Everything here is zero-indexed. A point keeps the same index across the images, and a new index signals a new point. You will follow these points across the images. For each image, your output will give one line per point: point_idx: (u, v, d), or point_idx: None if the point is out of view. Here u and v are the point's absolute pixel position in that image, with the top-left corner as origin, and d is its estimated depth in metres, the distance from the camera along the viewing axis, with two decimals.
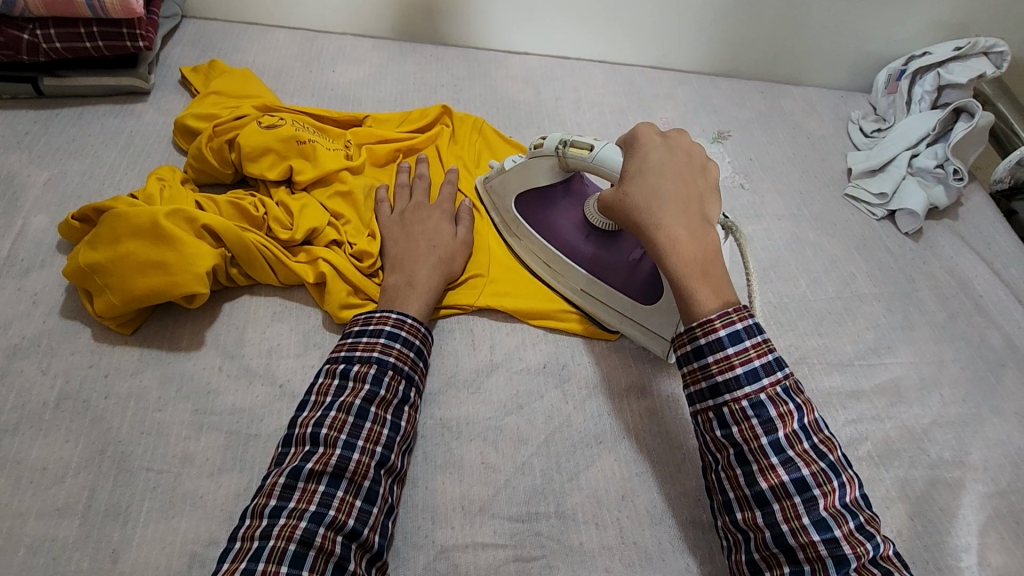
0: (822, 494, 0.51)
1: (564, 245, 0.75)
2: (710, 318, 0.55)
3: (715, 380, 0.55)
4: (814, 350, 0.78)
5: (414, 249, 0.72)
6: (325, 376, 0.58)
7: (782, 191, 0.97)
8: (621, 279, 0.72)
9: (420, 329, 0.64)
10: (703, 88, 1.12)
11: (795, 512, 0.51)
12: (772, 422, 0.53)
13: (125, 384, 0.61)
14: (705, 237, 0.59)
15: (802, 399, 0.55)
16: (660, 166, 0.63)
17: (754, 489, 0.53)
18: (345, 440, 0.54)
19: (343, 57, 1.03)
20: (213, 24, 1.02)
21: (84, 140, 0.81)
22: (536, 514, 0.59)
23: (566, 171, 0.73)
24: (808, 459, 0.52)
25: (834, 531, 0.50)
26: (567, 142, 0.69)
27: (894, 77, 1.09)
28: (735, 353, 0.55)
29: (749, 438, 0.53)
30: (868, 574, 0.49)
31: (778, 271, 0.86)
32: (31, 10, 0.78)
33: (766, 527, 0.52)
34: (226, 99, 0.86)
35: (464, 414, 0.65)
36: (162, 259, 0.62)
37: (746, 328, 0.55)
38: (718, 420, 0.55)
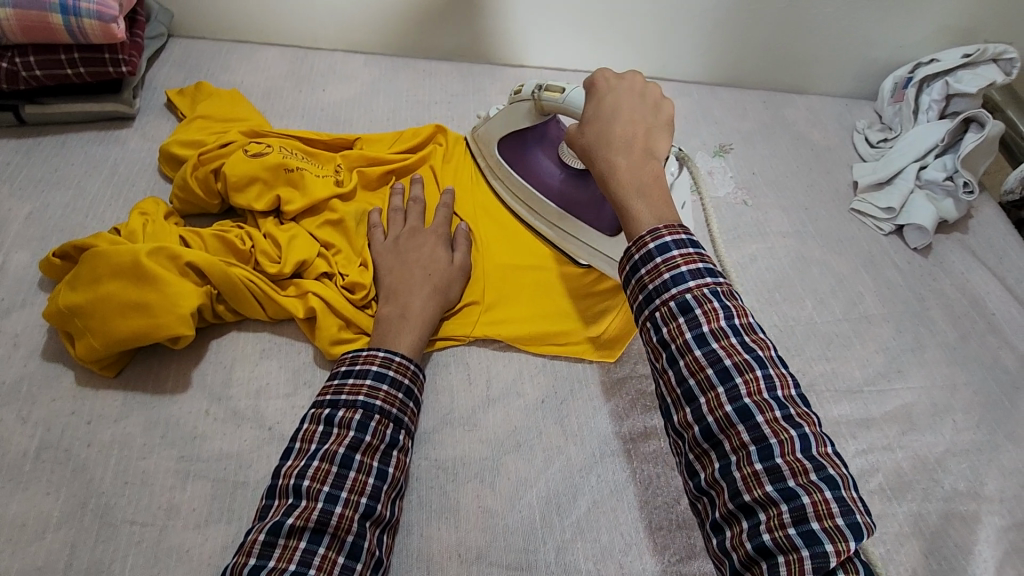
0: (745, 384, 0.46)
1: (539, 182, 0.80)
2: (641, 235, 0.51)
3: (646, 289, 0.50)
4: (822, 375, 0.76)
5: (408, 277, 0.69)
6: (310, 422, 0.56)
7: (786, 206, 0.94)
8: (590, 213, 0.76)
9: (409, 366, 0.61)
10: (704, 98, 1.09)
11: (720, 402, 0.46)
12: (698, 318, 0.48)
13: (109, 431, 0.59)
14: (647, 168, 0.57)
15: (735, 300, 0.49)
16: (612, 106, 0.61)
17: (683, 386, 0.48)
18: (328, 492, 0.52)
19: (334, 75, 1.00)
20: (200, 44, 1.00)
21: (67, 170, 0.78)
22: (536, 561, 0.57)
23: (543, 115, 0.76)
24: (734, 351, 0.47)
25: (757, 419, 0.45)
26: (542, 85, 0.71)
27: (900, 85, 1.06)
28: (662, 260, 0.50)
29: (677, 338, 0.48)
30: (795, 463, 0.43)
31: (783, 292, 0.83)
32: (8, 37, 0.75)
33: (695, 423, 0.47)
34: (213, 123, 0.84)
35: (459, 454, 0.63)
36: (144, 300, 0.60)
37: (675, 240, 0.50)
38: (651, 329, 0.50)
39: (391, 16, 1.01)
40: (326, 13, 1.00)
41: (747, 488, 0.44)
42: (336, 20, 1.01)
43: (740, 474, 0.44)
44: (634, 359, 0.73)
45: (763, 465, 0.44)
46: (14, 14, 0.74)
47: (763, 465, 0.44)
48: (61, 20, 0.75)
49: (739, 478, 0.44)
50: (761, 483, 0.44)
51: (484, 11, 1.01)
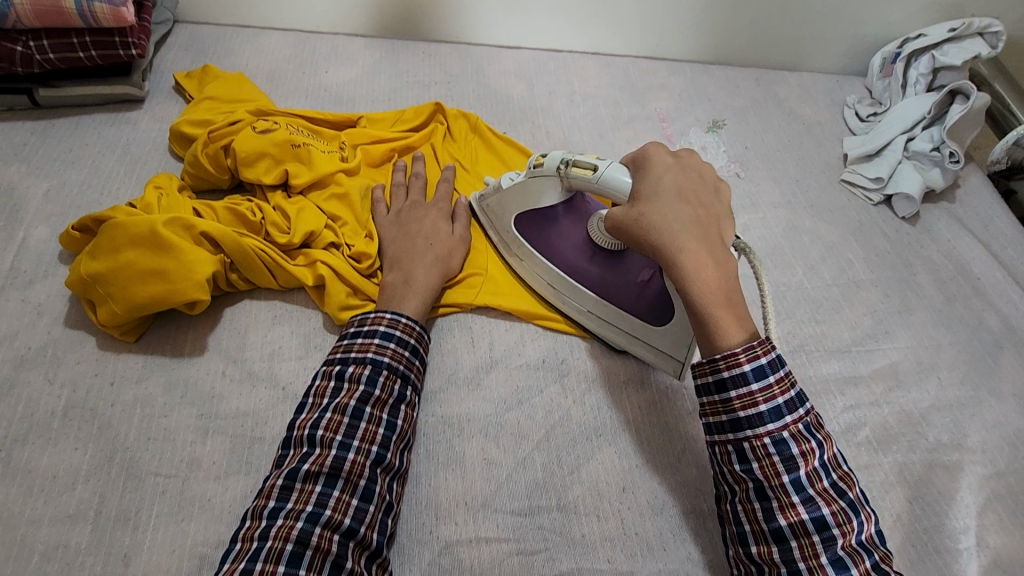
0: (841, 534, 0.51)
1: (570, 267, 0.73)
2: (733, 350, 0.55)
3: (736, 415, 0.55)
4: (812, 337, 0.78)
5: (411, 248, 0.72)
6: (322, 379, 0.60)
7: (778, 178, 0.97)
8: (628, 300, 0.70)
9: (415, 328, 0.64)
10: (697, 77, 1.12)
11: (813, 550, 0.51)
12: (794, 460, 0.53)
13: (131, 391, 0.62)
14: (727, 262, 0.58)
15: (823, 434, 0.55)
16: (672, 187, 0.62)
17: (772, 525, 0.53)
18: (341, 441, 0.55)
19: (336, 58, 1.03)
20: (205, 29, 1.02)
21: (82, 150, 0.81)
22: (538, 508, 0.60)
23: (569, 190, 0.71)
24: (829, 498, 0.52)
25: (851, 571, 0.50)
26: (569, 161, 0.67)
27: (889, 60, 1.08)
28: (758, 388, 0.54)
29: (770, 475, 0.54)
30: None
31: (774, 260, 0.86)
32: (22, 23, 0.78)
33: (782, 563, 0.52)
34: (220, 103, 0.86)
35: (464, 411, 0.66)
36: (162, 267, 0.63)
37: (770, 362, 0.54)
38: (738, 454, 0.56)
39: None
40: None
41: None
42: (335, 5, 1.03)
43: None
44: None
45: None
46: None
47: None
48: (73, 6, 0.78)
49: None
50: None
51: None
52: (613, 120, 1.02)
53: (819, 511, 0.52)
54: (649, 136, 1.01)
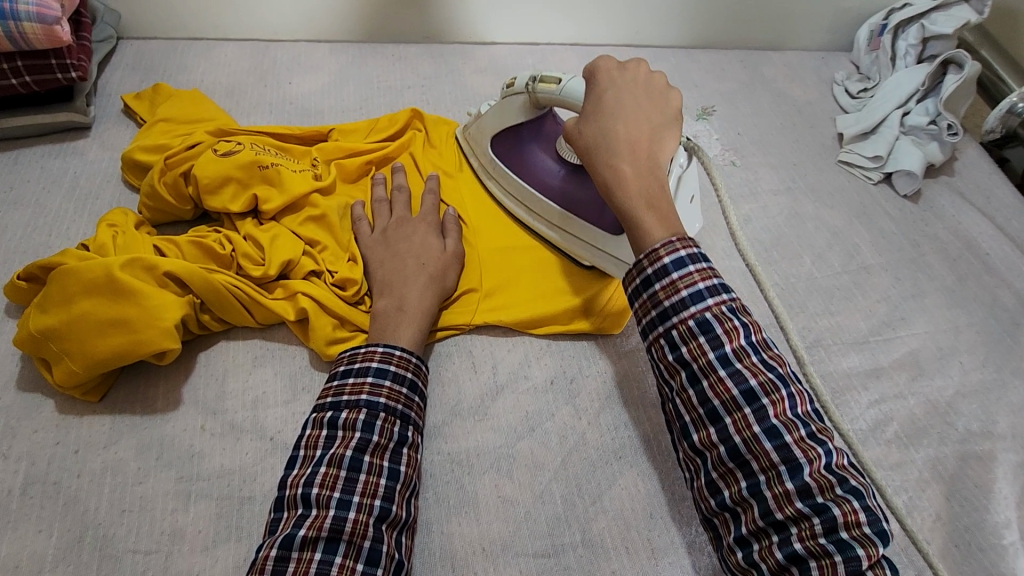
0: (771, 403, 0.49)
1: (538, 182, 0.76)
2: (654, 247, 0.54)
3: (662, 305, 0.53)
4: (828, 330, 0.75)
5: (401, 269, 0.66)
6: (313, 428, 0.54)
7: (774, 164, 0.93)
8: (593, 212, 0.73)
9: (411, 359, 0.59)
10: (681, 62, 1.07)
11: (747, 423, 0.49)
12: (719, 338, 0.51)
13: (99, 458, 0.56)
14: (656, 172, 0.59)
15: (748, 317, 0.53)
16: (614, 101, 0.63)
17: (707, 407, 0.51)
18: (339, 498, 0.49)
19: (298, 67, 0.96)
20: (152, 44, 0.95)
21: (24, 188, 0.73)
22: (562, 546, 0.56)
23: (537, 108, 0.74)
24: (757, 370, 0.50)
25: (786, 438, 0.48)
26: (537, 77, 0.70)
27: (876, 32, 1.05)
28: (679, 276, 0.53)
29: (698, 356, 0.51)
30: (821, 479, 0.46)
31: (780, 250, 0.82)
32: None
33: (720, 443, 0.50)
34: (176, 125, 0.79)
35: (472, 445, 0.61)
36: (123, 315, 0.57)
37: (690, 254, 0.53)
38: (668, 344, 0.53)
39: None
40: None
41: (779, 507, 0.47)
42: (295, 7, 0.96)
43: (771, 493, 0.47)
44: (639, 330, 0.72)
45: (795, 485, 0.46)
46: None
47: (795, 485, 0.46)
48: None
49: (770, 497, 0.47)
50: (792, 501, 0.46)
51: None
52: None
53: (748, 384, 0.49)
54: None
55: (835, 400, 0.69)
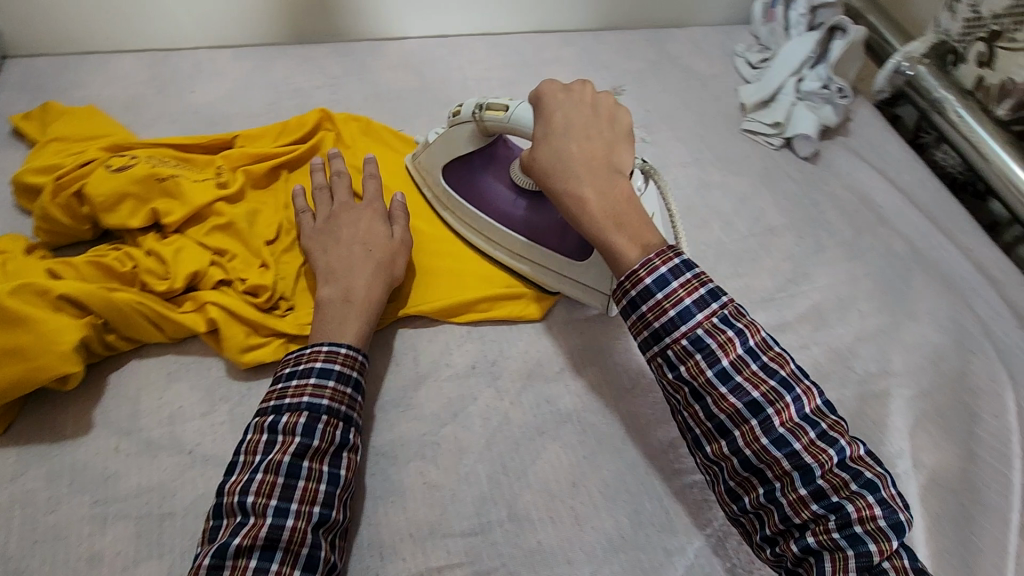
0: (776, 412, 0.52)
1: (495, 211, 0.74)
2: (634, 269, 0.56)
3: (654, 327, 0.55)
4: (737, 293, 0.79)
5: (347, 256, 0.66)
6: (254, 433, 0.54)
7: (682, 137, 0.96)
8: (555, 240, 0.71)
9: (354, 357, 0.59)
10: (589, 45, 1.10)
11: (755, 434, 0.52)
12: (714, 353, 0.53)
13: (6, 491, 0.54)
14: (616, 187, 0.61)
15: (744, 323, 0.55)
16: (565, 123, 0.63)
17: (715, 421, 0.54)
18: (276, 506, 0.50)
19: (202, 74, 0.94)
20: (42, 61, 0.91)
21: None
22: (489, 524, 0.57)
23: (486, 137, 0.72)
24: (757, 380, 0.53)
25: (794, 445, 0.51)
26: (482, 105, 0.69)
27: (769, 5, 1.10)
28: (664, 296, 0.55)
29: (696, 373, 0.54)
30: (834, 479, 0.50)
31: (691, 220, 0.86)
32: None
33: (732, 454, 0.53)
34: (70, 143, 0.76)
35: (396, 437, 0.62)
36: (17, 344, 0.55)
37: (671, 270, 0.55)
38: (667, 363, 0.55)
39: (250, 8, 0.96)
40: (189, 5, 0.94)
41: (796, 511, 0.50)
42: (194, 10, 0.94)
43: (787, 500, 0.51)
44: (559, 308, 0.74)
45: (808, 489, 0.50)
46: None
47: (808, 489, 0.50)
48: None
49: (786, 503, 0.51)
50: (807, 504, 0.50)
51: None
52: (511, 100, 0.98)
53: (750, 395, 0.52)
54: None
55: None
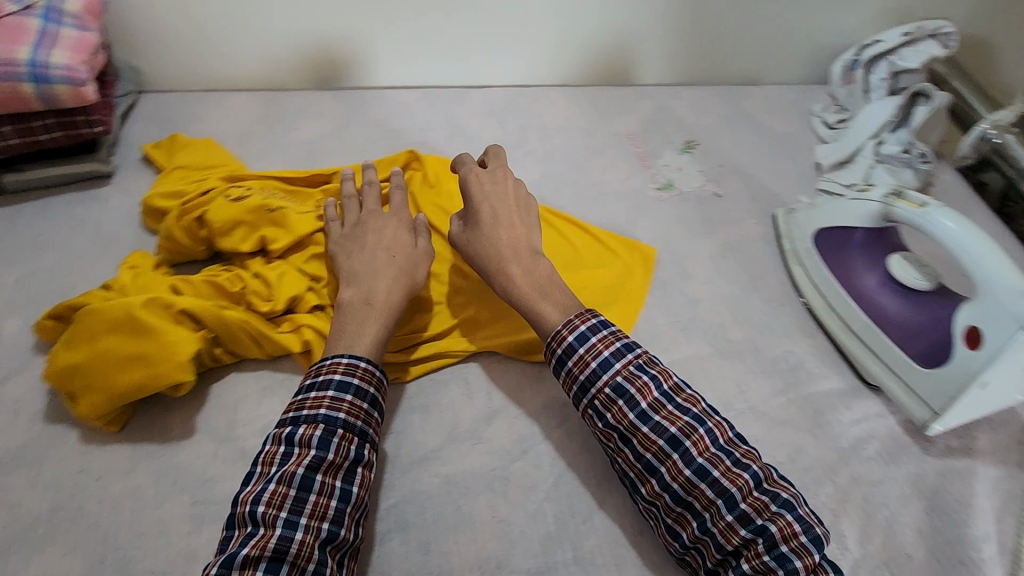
0: (694, 445, 0.54)
1: (850, 284, 0.78)
2: (558, 329, 0.60)
3: (581, 380, 0.59)
4: (809, 353, 0.77)
5: (371, 259, 0.67)
6: (271, 443, 0.54)
7: (755, 194, 0.96)
8: (899, 334, 0.73)
9: (325, 396, 0.56)
10: (665, 98, 1.11)
11: (679, 469, 0.54)
12: (634, 398, 0.56)
13: (120, 484, 0.60)
14: (539, 267, 0.66)
15: (658, 368, 0.58)
16: (493, 205, 0.70)
17: (643, 462, 0.56)
18: (285, 518, 0.49)
19: (304, 113, 1.01)
20: (170, 96, 1.01)
21: (51, 234, 0.80)
22: (555, 563, 0.59)
23: (887, 221, 0.74)
24: (675, 418, 0.55)
25: (714, 473, 0.53)
26: (899, 194, 0.71)
27: (849, 67, 1.09)
28: (586, 350, 0.59)
29: (621, 419, 0.56)
30: (757, 502, 0.52)
31: (765, 280, 0.84)
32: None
33: (663, 492, 0.55)
34: (191, 172, 0.85)
35: (469, 468, 0.64)
36: (142, 351, 0.61)
37: (565, 352, 0.60)
38: (596, 413, 0.58)
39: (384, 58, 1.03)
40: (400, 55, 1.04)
41: (727, 539, 0.52)
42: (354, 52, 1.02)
43: (718, 529, 0.52)
44: None
45: (734, 516, 0.52)
46: None
47: (734, 516, 0.52)
48: (31, 88, 0.74)
49: (717, 532, 0.52)
50: (736, 531, 0.52)
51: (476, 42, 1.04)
52: (587, 148, 1.01)
53: (670, 433, 0.54)
54: (625, 163, 0.99)
55: (818, 420, 0.71)
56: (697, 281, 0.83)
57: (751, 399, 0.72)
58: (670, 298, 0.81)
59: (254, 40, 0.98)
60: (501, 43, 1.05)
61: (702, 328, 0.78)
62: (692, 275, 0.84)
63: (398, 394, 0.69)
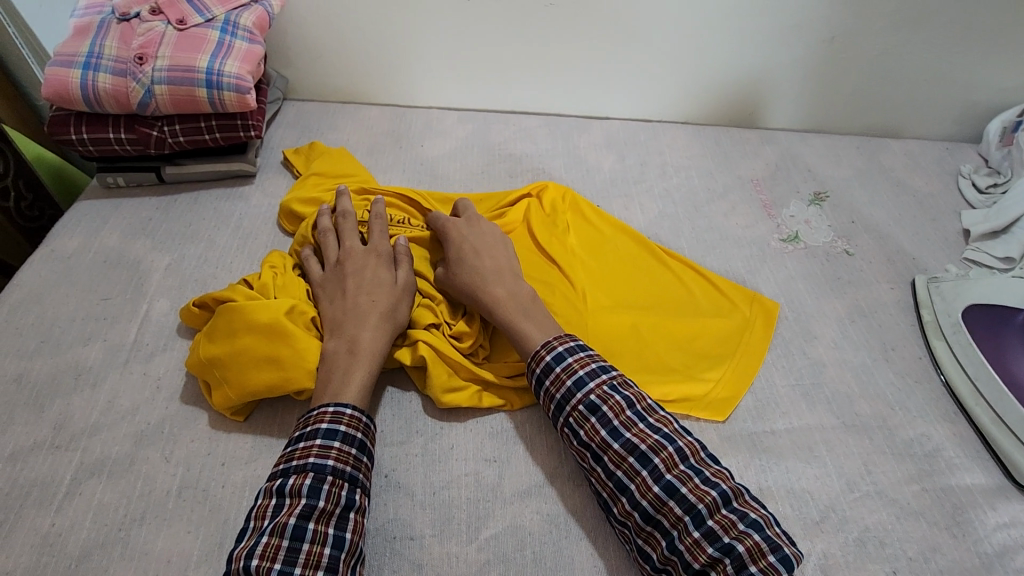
0: (663, 461, 0.56)
1: (1004, 370, 0.71)
2: (536, 349, 0.64)
3: (557, 399, 0.62)
4: (949, 440, 0.70)
5: (352, 305, 0.68)
6: (263, 497, 0.54)
7: (891, 255, 0.89)
8: None
9: (314, 444, 0.56)
10: (794, 143, 1.07)
11: (648, 484, 0.56)
12: (607, 415, 0.59)
13: (240, 472, 0.63)
14: (521, 288, 0.71)
15: (630, 390, 0.62)
16: (472, 241, 0.74)
17: (614, 479, 0.58)
18: (280, 568, 0.49)
19: (431, 131, 1.05)
20: (310, 105, 1.07)
21: (199, 225, 0.87)
22: None
23: None
24: (645, 435, 0.58)
25: (681, 489, 0.55)
26: None
27: (1008, 129, 1.02)
28: (562, 369, 0.62)
29: (594, 436, 0.59)
30: (724, 520, 0.54)
31: (900, 350, 0.78)
32: (102, 107, 0.82)
33: (633, 509, 0.56)
34: (326, 180, 0.90)
35: (571, 510, 0.63)
36: (277, 354, 0.65)
37: (542, 370, 0.63)
38: (571, 431, 0.61)
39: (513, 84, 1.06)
40: (526, 81, 1.06)
41: (695, 556, 0.53)
42: (484, 74, 1.05)
43: (684, 545, 0.53)
44: (744, 416, 0.71)
45: (700, 531, 0.53)
46: (166, 89, 0.81)
47: (700, 531, 0.53)
48: (205, 93, 0.82)
49: (685, 549, 0.53)
50: (704, 549, 0.53)
51: (603, 75, 1.05)
52: (708, 190, 0.98)
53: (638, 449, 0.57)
54: (748, 209, 0.95)
55: (957, 518, 0.64)
56: (822, 343, 0.78)
57: (880, 482, 0.66)
58: (792, 359, 0.76)
59: (394, 58, 1.03)
60: (629, 76, 1.05)
61: (827, 396, 0.73)
62: (817, 336, 0.79)
63: (503, 422, 0.69)
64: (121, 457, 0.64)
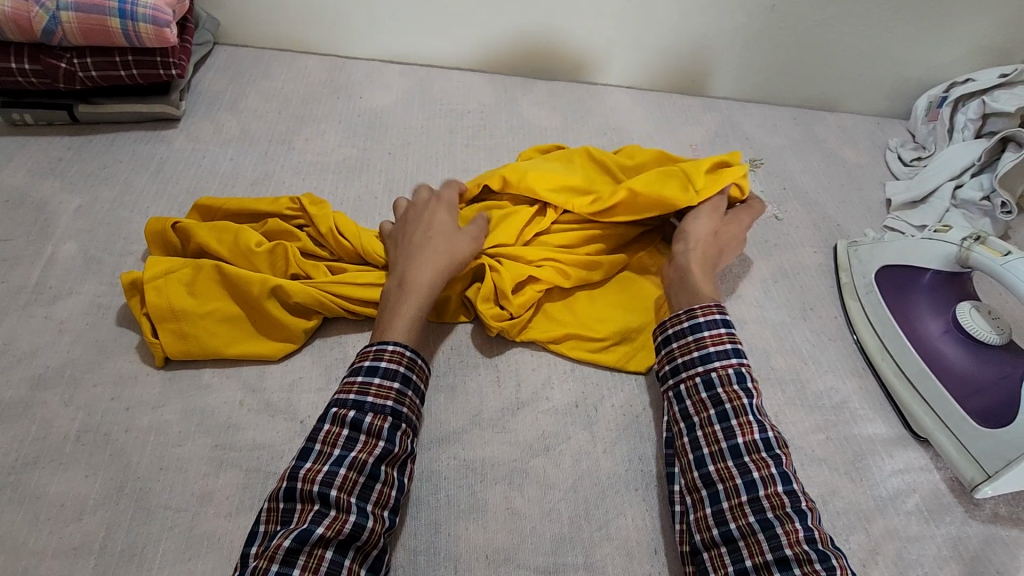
0: (784, 455, 0.56)
1: (908, 321, 0.75)
2: (711, 303, 0.63)
3: (709, 349, 0.61)
4: (856, 393, 0.73)
5: (412, 242, 0.68)
6: (333, 424, 0.54)
7: (818, 220, 0.92)
8: (955, 384, 0.69)
9: (393, 388, 0.56)
10: (734, 113, 1.08)
11: (764, 464, 0.54)
12: (750, 391, 0.59)
13: (147, 417, 0.61)
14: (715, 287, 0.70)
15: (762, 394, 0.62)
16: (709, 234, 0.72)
17: (731, 442, 0.56)
18: (356, 504, 0.51)
19: (371, 83, 1.01)
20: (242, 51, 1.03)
21: (115, 166, 0.82)
22: (564, 565, 0.57)
23: (961, 267, 0.72)
24: (773, 426, 0.57)
25: (793, 486, 0.53)
26: (982, 238, 0.69)
27: (935, 104, 1.05)
28: (727, 333, 0.61)
29: (732, 399, 0.58)
30: (822, 533, 0.51)
31: (818, 310, 0.81)
32: (3, 33, 0.77)
33: (738, 477, 0.54)
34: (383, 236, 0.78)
35: (489, 455, 0.63)
36: (257, 330, 0.67)
37: (708, 321, 0.62)
38: (704, 382, 0.59)
39: (458, 39, 1.04)
40: (471, 35, 1.03)
41: (789, 543, 0.50)
42: (426, 27, 1.02)
43: (784, 530, 0.50)
44: None
45: (804, 527, 0.50)
46: (74, 17, 0.76)
47: (803, 528, 0.51)
48: (118, 24, 0.77)
49: (781, 533, 0.50)
50: (800, 542, 0.50)
51: (549, 35, 1.03)
52: None
53: (769, 433, 0.56)
54: None
55: (857, 464, 0.67)
56: (745, 302, 0.80)
57: (788, 431, 0.69)
58: None
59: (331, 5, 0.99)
60: (576, 38, 1.04)
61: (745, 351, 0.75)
62: (741, 295, 0.81)
63: None
64: (16, 401, 0.60)
